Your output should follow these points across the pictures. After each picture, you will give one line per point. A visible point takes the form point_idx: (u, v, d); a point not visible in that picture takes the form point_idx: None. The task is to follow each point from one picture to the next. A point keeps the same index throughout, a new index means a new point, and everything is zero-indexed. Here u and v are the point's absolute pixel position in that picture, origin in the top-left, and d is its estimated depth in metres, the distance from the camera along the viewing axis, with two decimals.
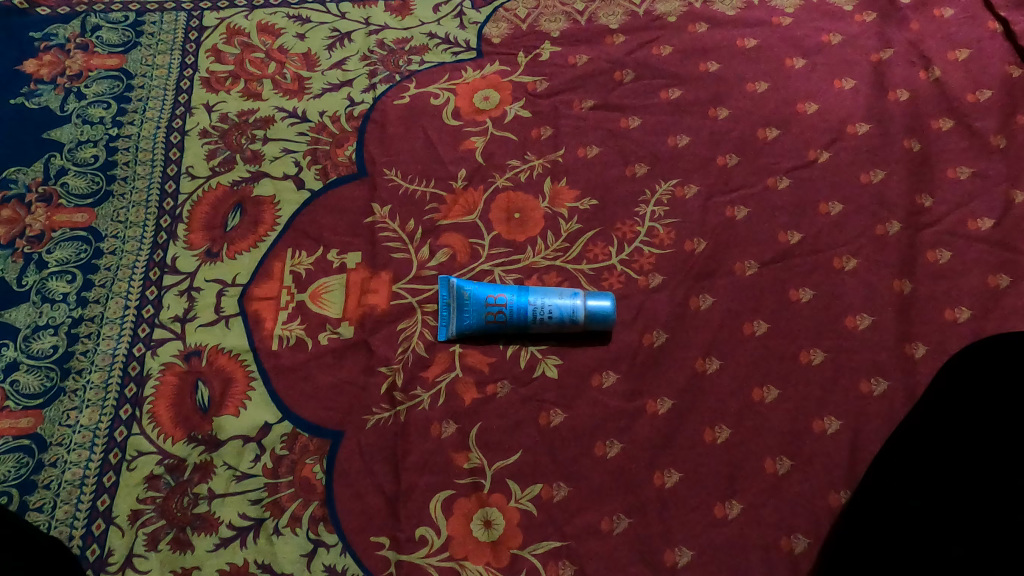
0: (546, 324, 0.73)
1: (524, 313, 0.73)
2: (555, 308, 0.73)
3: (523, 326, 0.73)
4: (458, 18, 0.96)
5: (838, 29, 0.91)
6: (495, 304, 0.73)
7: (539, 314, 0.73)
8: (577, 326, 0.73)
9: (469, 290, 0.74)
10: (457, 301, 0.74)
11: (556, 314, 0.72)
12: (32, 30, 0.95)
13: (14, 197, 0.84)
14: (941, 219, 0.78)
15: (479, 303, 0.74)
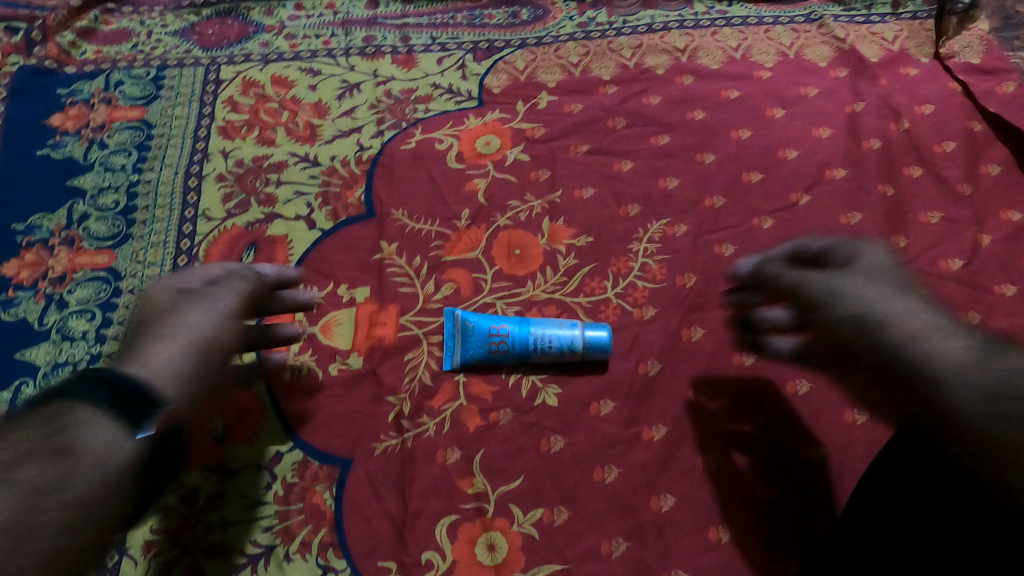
0: (546, 353, 0.77)
1: (526, 344, 0.76)
2: (555, 338, 0.76)
3: (524, 355, 0.77)
4: (461, 70, 1.03)
5: (814, 82, 0.99)
6: (498, 334, 0.77)
7: (539, 345, 0.76)
8: (575, 355, 0.77)
9: (473, 321, 0.78)
10: (461, 332, 0.78)
11: (555, 344, 0.76)
12: (59, 87, 1.01)
13: (38, 241, 0.88)
14: (915, 259, 0.83)
15: (482, 333, 0.77)
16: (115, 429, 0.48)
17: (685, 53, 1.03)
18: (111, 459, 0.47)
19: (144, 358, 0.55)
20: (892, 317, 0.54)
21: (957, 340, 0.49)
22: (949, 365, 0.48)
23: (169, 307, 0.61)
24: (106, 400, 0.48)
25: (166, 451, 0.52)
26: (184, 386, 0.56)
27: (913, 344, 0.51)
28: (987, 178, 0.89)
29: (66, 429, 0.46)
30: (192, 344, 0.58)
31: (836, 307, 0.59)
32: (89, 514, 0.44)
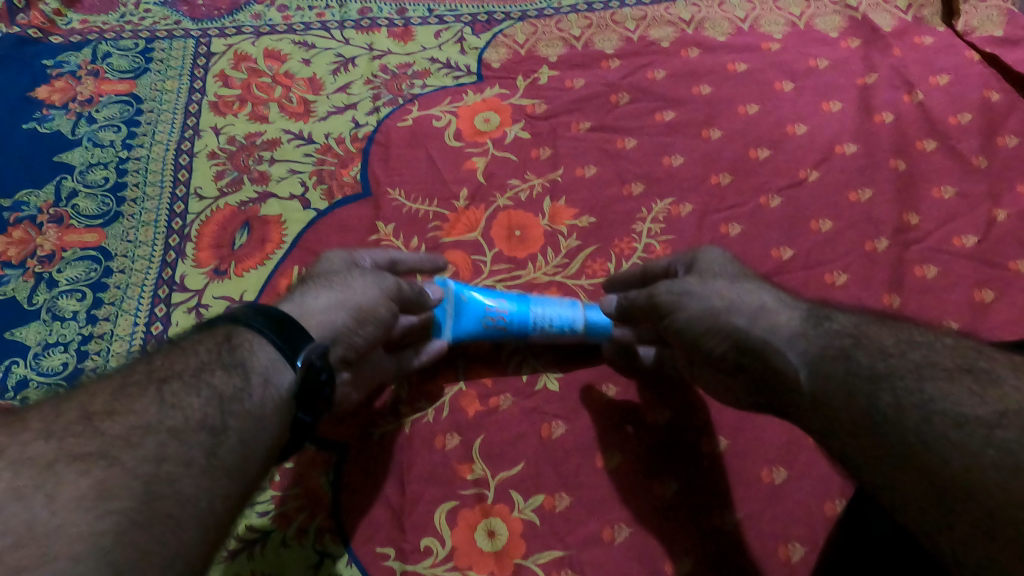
0: (545, 333, 0.75)
1: (525, 324, 0.74)
2: (555, 318, 0.74)
3: (522, 335, 0.75)
4: (459, 43, 0.99)
5: (824, 54, 0.95)
6: (496, 312, 0.74)
7: (537, 325, 0.74)
8: (574, 335, 0.75)
9: (467, 296, 0.74)
10: (454, 307, 0.73)
11: (556, 324, 0.74)
12: (44, 58, 0.98)
13: (26, 218, 0.85)
14: (927, 236, 0.81)
15: (476, 312, 0.74)
16: (280, 358, 0.50)
17: (690, 25, 0.99)
18: (276, 382, 0.49)
19: (306, 301, 0.57)
20: (728, 312, 0.54)
21: (784, 315, 0.52)
22: (782, 337, 0.50)
23: (347, 271, 0.62)
24: (280, 332, 0.51)
25: (317, 390, 0.51)
26: (333, 337, 0.56)
27: (756, 326, 0.52)
28: (1003, 150, 0.86)
29: (237, 350, 0.49)
30: (353, 303, 0.58)
31: (685, 309, 0.56)
32: (265, 431, 0.48)
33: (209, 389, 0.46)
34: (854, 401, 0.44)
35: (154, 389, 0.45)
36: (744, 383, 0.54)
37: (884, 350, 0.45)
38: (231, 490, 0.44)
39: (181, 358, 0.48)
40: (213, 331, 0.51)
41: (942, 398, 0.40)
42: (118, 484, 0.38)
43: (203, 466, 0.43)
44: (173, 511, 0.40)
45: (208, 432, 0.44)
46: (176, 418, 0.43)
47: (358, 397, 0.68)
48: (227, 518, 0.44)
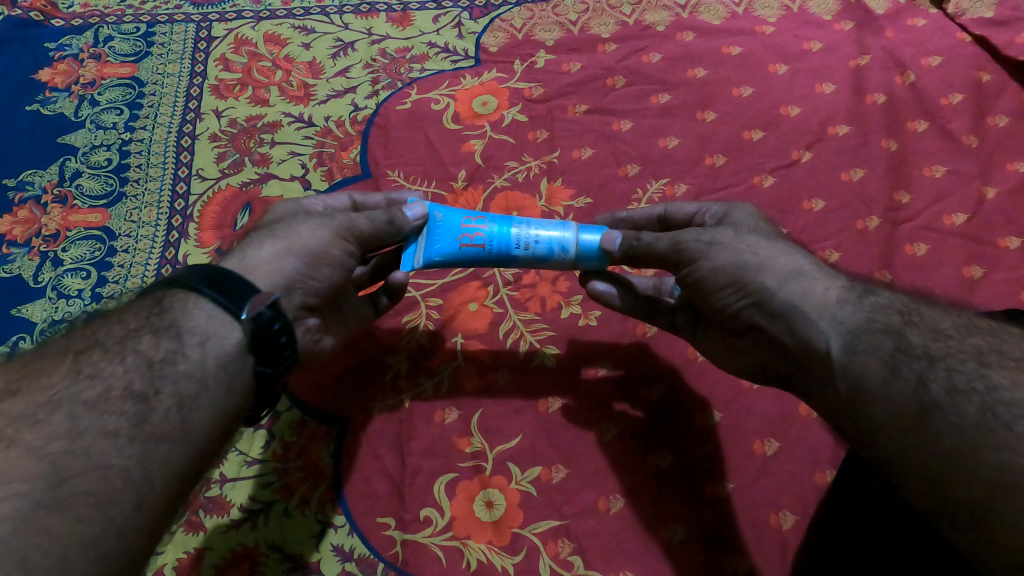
0: (529, 255, 0.63)
1: (506, 245, 0.64)
2: (541, 239, 0.63)
3: (503, 258, 0.64)
4: (457, 28, 1.00)
5: (818, 37, 0.96)
6: (472, 229, 0.64)
7: (522, 250, 0.63)
8: (565, 261, 0.64)
9: (441, 215, 0.66)
10: (426, 226, 0.65)
11: (542, 246, 0.63)
12: (46, 41, 0.99)
13: (31, 198, 0.87)
14: (918, 215, 0.82)
15: (450, 233, 0.65)
16: (222, 314, 0.54)
17: (686, 9, 1.00)
18: (218, 338, 0.53)
19: (249, 255, 0.59)
20: (759, 269, 0.55)
21: (822, 284, 0.53)
22: (812, 305, 0.52)
23: (291, 219, 0.63)
24: (216, 288, 0.54)
25: (274, 347, 0.54)
26: (284, 286, 0.59)
27: (785, 289, 0.53)
28: (993, 131, 0.87)
29: (168, 311, 0.53)
30: (298, 251, 0.60)
31: (712, 261, 0.57)
32: (207, 390, 0.52)
33: (134, 354, 0.50)
34: (899, 379, 0.45)
35: (75, 361, 0.49)
36: (753, 340, 0.57)
37: (939, 332, 0.47)
38: (167, 453, 0.48)
39: (110, 326, 0.52)
40: (147, 297, 0.55)
41: (1006, 387, 0.42)
42: (21, 468, 0.42)
43: (128, 434, 0.47)
44: (90, 485, 0.44)
45: (135, 399, 0.48)
46: (93, 389, 0.48)
47: (337, 342, 0.70)
48: (166, 481, 0.48)
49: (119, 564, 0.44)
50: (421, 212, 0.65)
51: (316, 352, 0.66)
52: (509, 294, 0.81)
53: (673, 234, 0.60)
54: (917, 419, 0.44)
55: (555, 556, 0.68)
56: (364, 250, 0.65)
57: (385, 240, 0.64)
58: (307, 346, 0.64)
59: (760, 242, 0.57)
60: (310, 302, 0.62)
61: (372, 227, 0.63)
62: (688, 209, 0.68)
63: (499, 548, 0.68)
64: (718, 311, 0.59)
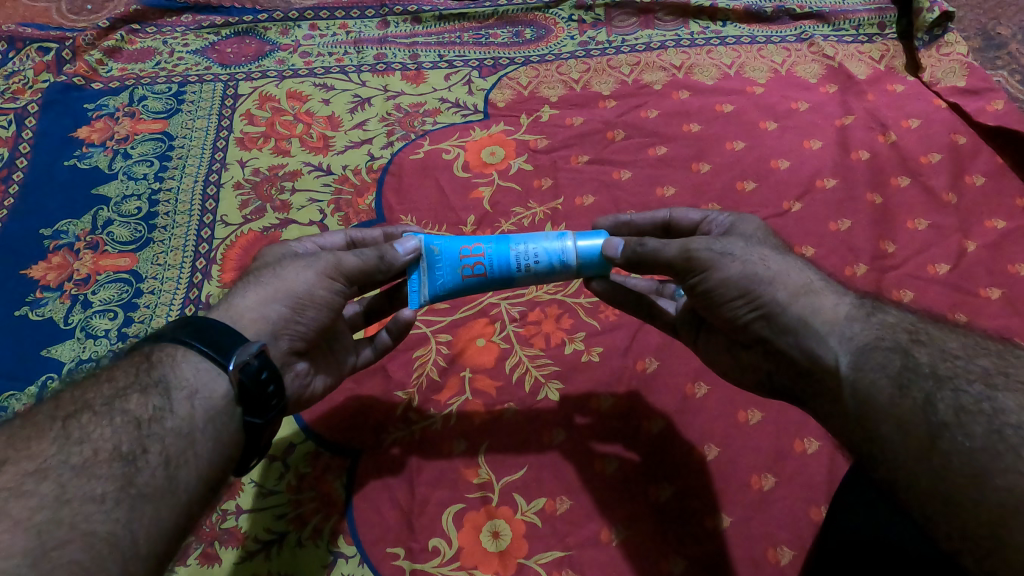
0: (533, 270, 0.67)
1: (508, 266, 0.67)
2: (542, 253, 0.67)
3: (508, 279, 0.68)
4: (467, 85, 1.08)
5: (805, 97, 1.03)
6: (472, 257, 0.68)
7: (525, 264, 0.67)
8: (569, 270, 0.68)
9: (440, 246, 0.68)
10: (427, 260, 0.68)
11: (544, 261, 0.67)
12: (86, 102, 1.06)
13: (64, 245, 0.92)
14: (902, 264, 0.86)
15: (453, 257, 0.68)
16: (209, 365, 0.56)
17: (681, 70, 1.08)
18: (207, 390, 0.55)
19: (236, 303, 0.62)
20: (769, 281, 0.58)
21: (832, 300, 0.56)
22: (824, 321, 0.55)
23: (279, 262, 0.66)
24: (205, 341, 0.56)
25: (263, 397, 0.56)
26: (270, 332, 0.62)
27: (797, 302, 0.56)
28: (971, 187, 0.92)
29: (157, 367, 0.55)
30: (284, 296, 0.63)
31: (723, 271, 0.59)
32: (193, 446, 0.53)
33: (122, 414, 0.52)
34: (908, 397, 0.48)
35: (59, 426, 0.50)
36: (761, 351, 0.60)
37: (946, 351, 0.50)
38: (151, 515, 0.48)
39: (93, 388, 0.53)
40: (134, 354, 0.57)
41: (1012, 411, 0.44)
42: (5, 544, 0.41)
43: (115, 496, 0.47)
44: (76, 555, 0.43)
45: (123, 459, 0.49)
46: (81, 453, 0.48)
47: (333, 381, 0.72)
48: (150, 542, 0.48)
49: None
50: (413, 246, 0.67)
51: (307, 396, 0.69)
52: (514, 330, 0.85)
53: (682, 242, 0.62)
54: (926, 435, 0.46)
55: None
56: (351, 286, 0.67)
57: (374, 275, 0.67)
58: (296, 392, 0.67)
59: (769, 255, 0.60)
60: (297, 346, 0.65)
61: (360, 263, 0.66)
62: (694, 216, 0.71)
63: None
64: (726, 320, 0.62)
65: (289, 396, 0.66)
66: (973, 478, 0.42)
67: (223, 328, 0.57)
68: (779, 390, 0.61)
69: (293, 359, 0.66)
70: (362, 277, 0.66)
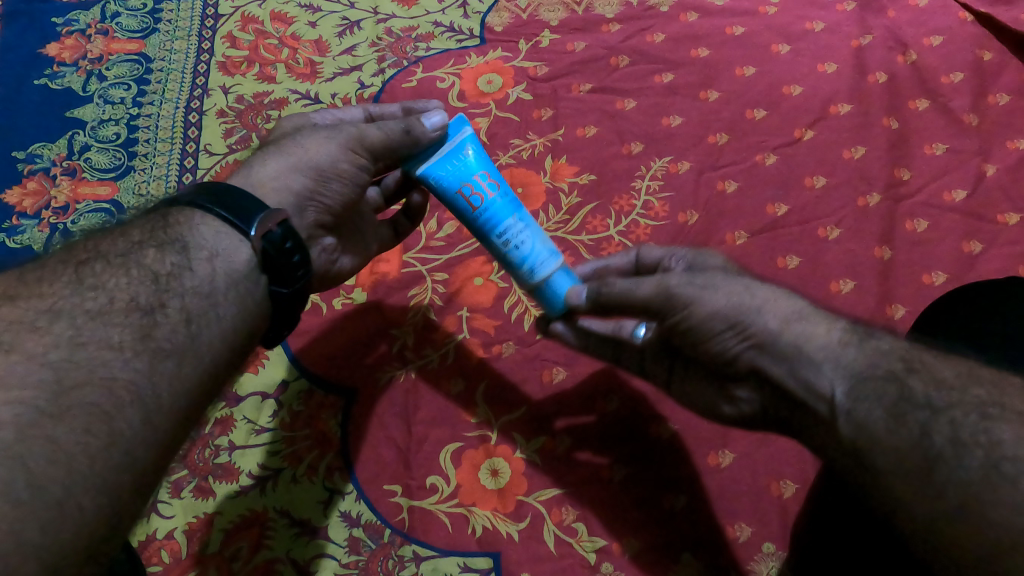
0: (504, 253, 0.59)
1: (491, 227, 0.59)
2: (522, 249, 0.59)
3: (481, 236, 0.59)
4: (462, 7, 1.01)
5: (821, 17, 0.97)
6: (482, 186, 0.58)
7: (507, 245, 0.59)
8: (526, 281, 0.60)
9: (470, 150, 0.59)
10: (451, 149, 0.58)
11: (519, 254, 0.59)
12: (54, 16, 1.00)
13: (40, 170, 0.87)
14: (918, 192, 0.83)
15: (470, 168, 0.58)
16: (229, 231, 0.52)
17: None
18: (228, 255, 0.52)
19: (255, 172, 0.58)
20: (758, 310, 0.50)
21: (823, 326, 0.48)
22: (817, 353, 0.47)
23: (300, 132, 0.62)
24: (224, 206, 0.52)
25: (288, 268, 0.53)
26: (293, 203, 0.59)
27: (788, 332, 0.48)
28: (994, 109, 0.88)
29: (173, 227, 0.52)
30: (305, 167, 0.59)
31: (708, 305, 0.51)
32: (216, 304, 0.50)
33: (138, 268, 0.49)
34: (902, 429, 0.41)
35: (71, 273, 0.47)
36: (751, 386, 0.52)
37: (941, 380, 0.42)
38: (174, 372, 0.46)
39: (111, 240, 0.51)
40: (152, 214, 0.53)
41: (1011, 445, 0.37)
42: (18, 375, 0.40)
43: (134, 346, 0.45)
44: (94, 397, 0.42)
45: (141, 312, 0.47)
46: (96, 300, 0.46)
47: (359, 259, 0.71)
48: (174, 397, 0.46)
49: (127, 478, 0.42)
50: (441, 122, 0.58)
51: (334, 272, 0.68)
52: None
53: (657, 279, 0.54)
54: (920, 469, 0.39)
55: (559, 523, 0.69)
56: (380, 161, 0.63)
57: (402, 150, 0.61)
58: (324, 266, 0.66)
59: (750, 284, 0.52)
60: (324, 219, 0.63)
61: (382, 136, 0.59)
62: (656, 253, 0.64)
63: (504, 515, 0.69)
64: (710, 358, 0.53)
65: (317, 270, 0.66)
66: (968, 508, 0.37)
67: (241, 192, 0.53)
68: (765, 425, 0.53)
69: (319, 232, 0.64)
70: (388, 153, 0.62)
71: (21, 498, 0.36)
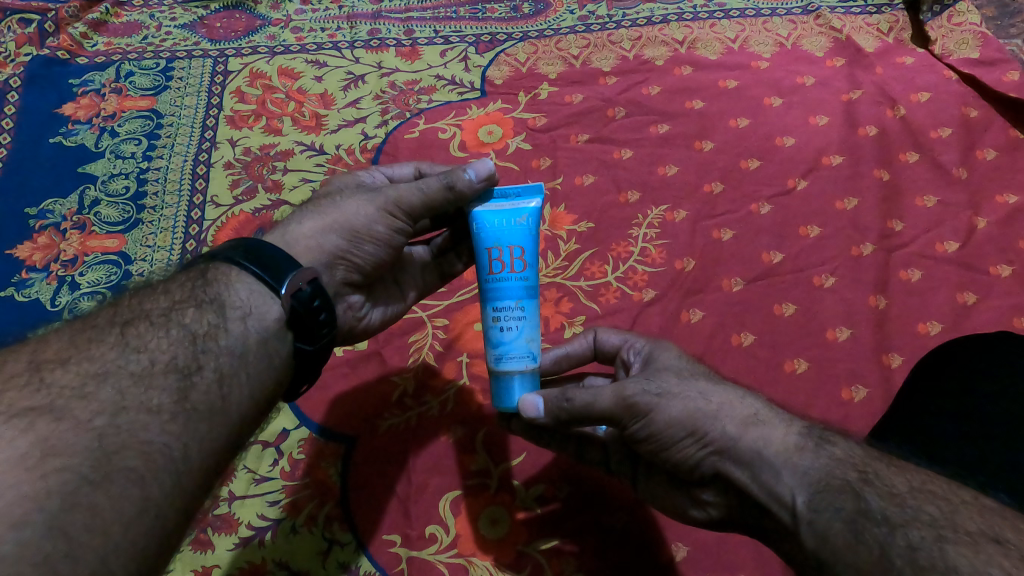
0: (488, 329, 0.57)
1: (494, 300, 0.57)
2: (499, 334, 0.57)
3: (483, 302, 0.58)
4: (464, 62, 1.05)
5: (811, 72, 1.01)
6: (513, 259, 0.57)
7: (496, 322, 0.57)
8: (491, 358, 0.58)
9: (523, 221, 0.57)
10: (511, 212, 0.58)
11: (496, 335, 0.57)
12: (71, 78, 1.03)
13: (50, 225, 0.89)
14: (911, 242, 0.84)
15: (509, 239, 0.57)
16: (263, 288, 0.54)
17: (684, 45, 1.05)
18: (261, 312, 0.53)
19: (291, 229, 0.61)
20: (714, 416, 0.50)
21: (780, 429, 0.48)
22: (774, 461, 0.47)
23: (339, 193, 0.65)
24: (257, 263, 0.54)
25: (314, 326, 0.55)
26: (323, 261, 0.61)
27: (746, 436, 0.48)
28: (981, 162, 0.90)
29: (212, 284, 0.53)
30: (340, 227, 0.61)
31: (666, 413, 0.51)
32: (247, 364, 0.52)
33: (177, 328, 0.50)
34: (862, 546, 0.41)
35: (117, 333, 0.49)
36: (717, 489, 0.52)
37: (895, 494, 0.42)
38: (206, 432, 0.47)
39: (151, 299, 0.52)
40: (191, 270, 0.55)
41: (965, 573, 0.36)
42: (67, 442, 0.41)
43: (171, 410, 0.46)
44: (132, 462, 0.42)
45: (179, 374, 0.48)
46: (139, 361, 0.47)
47: (394, 313, 0.71)
48: (204, 457, 0.46)
49: (156, 542, 0.42)
50: (485, 173, 0.60)
51: (359, 329, 0.68)
52: None
53: (615, 387, 0.53)
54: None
55: (559, 574, 0.68)
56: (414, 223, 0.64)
57: (439, 209, 0.63)
58: (349, 324, 0.66)
59: (706, 387, 0.52)
60: (352, 277, 0.64)
61: (421, 199, 0.62)
62: (614, 339, 0.64)
63: (504, 566, 0.69)
64: (672, 464, 0.53)
65: (342, 327, 0.66)
66: None
67: (278, 252, 0.55)
68: (734, 524, 0.53)
69: (345, 290, 0.65)
70: (426, 212, 0.63)
71: (58, 566, 0.37)
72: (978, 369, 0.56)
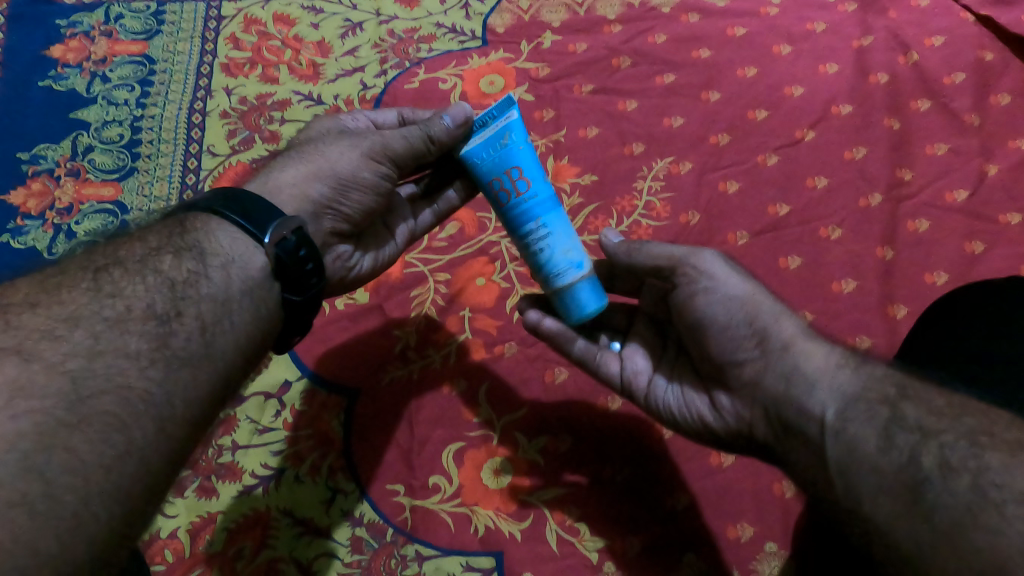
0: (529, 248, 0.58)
1: (519, 220, 0.57)
2: (549, 249, 0.57)
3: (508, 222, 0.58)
4: (464, 9, 1.01)
5: (822, 17, 0.97)
6: (514, 180, 0.56)
7: (530, 242, 0.57)
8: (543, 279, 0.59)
9: (510, 139, 0.56)
10: (500, 131, 0.56)
11: (545, 253, 0.57)
12: (58, 18, 1.00)
13: (43, 171, 0.88)
14: (920, 192, 0.83)
15: (502, 161, 0.56)
16: (245, 238, 0.53)
17: None
18: (244, 261, 0.52)
19: (273, 178, 0.60)
20: (775, 314, 0.53)
21: (824, 347, 0.50)
22: (811, 367, 0.49)
23: (322, 140, 0.63)
24: (238, 211, 0.53)
25: (301, 276, 0.54)
26: (311, 210, 0.60)
27: (796, 341, 0.51)
28: (995, 109, 0.88)
29: (191, 232, 0.53)
30: (324, 175, 0.60)
31: (728, 287, 0.55)
32: (231, 313, 0.51)
33: (154, 275, 0.49)
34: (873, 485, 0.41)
35: (90, 279, 0.48)
36: (739, 392, 0.53)
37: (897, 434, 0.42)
38: (188, 380, 0.46)
39: (125, 248, 0.51)
40: (169, 219, 0.54)
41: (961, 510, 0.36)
42: (39, 384, 0.40)
43: (150, 355, 0.45)
44: (110, 406, 0.42)
45: (157, 321, 0.47)
46: (115, 307, 0.46)
47: (387, 259, 0.71)
48: (189, 407, 0.46)
49: (143, 481, 0.42)
50: (462, 118, 0.58)
51: (351, 277, 0.67)
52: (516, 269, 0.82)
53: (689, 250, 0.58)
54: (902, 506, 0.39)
55: (561, 523, 0.69)
56: (400, 168, 0.63)
57: (424, 154, 0.61)
58: (339, 273, 0.66)
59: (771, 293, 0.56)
60: (340, 227, 0.63)
61: (407, 145, 0.60)
62: None
63: (507, 515, 0.69)
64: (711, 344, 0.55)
65: (332, 277, 0.65)
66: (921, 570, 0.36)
67: (265, 203, 0.54)
68: (739, 436, 0.54)
69: (334, 240, 0.64)
70: (409, 154, 0.61)
71: (41, 502, 0.37)
72: (1003, 310, 0.55)
